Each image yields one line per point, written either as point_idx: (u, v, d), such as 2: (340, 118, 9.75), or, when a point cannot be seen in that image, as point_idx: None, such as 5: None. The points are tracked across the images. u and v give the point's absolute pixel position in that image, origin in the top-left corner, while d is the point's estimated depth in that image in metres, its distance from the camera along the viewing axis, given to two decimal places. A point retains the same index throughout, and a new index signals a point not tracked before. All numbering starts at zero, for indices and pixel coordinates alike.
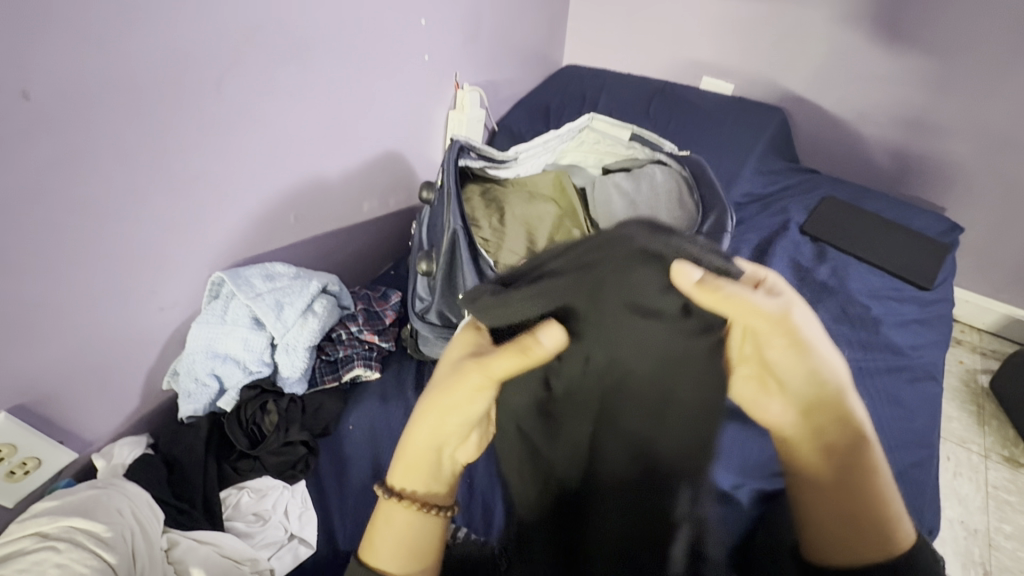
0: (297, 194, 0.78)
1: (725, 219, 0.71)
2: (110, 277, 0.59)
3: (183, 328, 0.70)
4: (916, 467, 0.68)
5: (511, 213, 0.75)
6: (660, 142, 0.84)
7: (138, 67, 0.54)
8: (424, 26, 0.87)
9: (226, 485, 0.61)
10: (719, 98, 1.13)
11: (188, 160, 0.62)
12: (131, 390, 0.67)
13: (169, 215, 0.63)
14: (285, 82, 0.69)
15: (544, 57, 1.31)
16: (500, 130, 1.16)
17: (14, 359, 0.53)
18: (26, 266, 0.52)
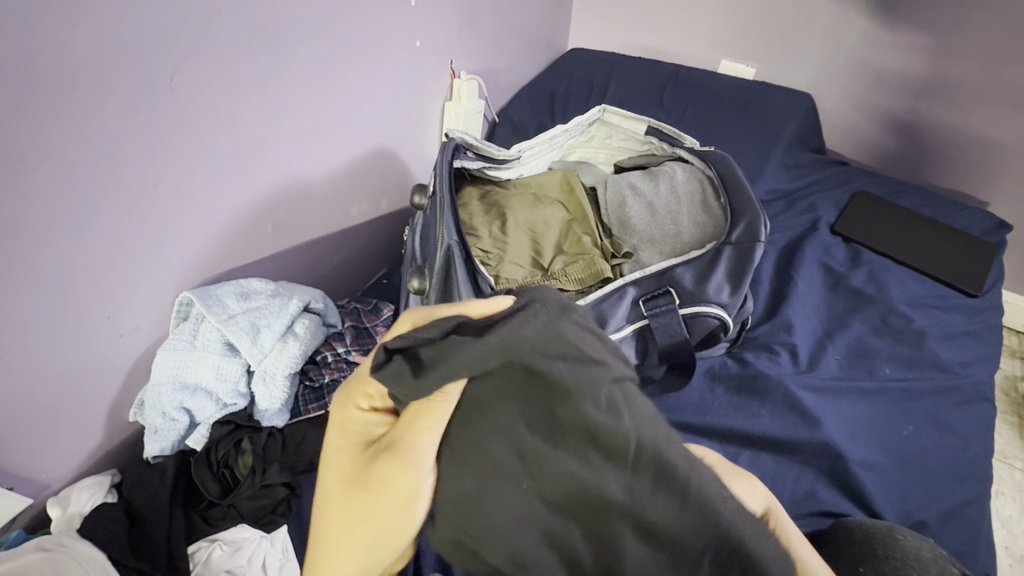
0: (274, 200, 0.70)
1: (757, 226, 0.62)
2: (57, 304, 0.52)
3: (149, 355, 0.63)
4: (970, 504, 0.61)
5: (515, 219, 0.67)
6: (680, 137, 0.76)
7: (75, 62, 0.45)
8: (414, 8, 0.78)
9: (196, 538, 0.55)
10: (740, 84, 1.04)
11: (141, 168, 0.54)
12: (93, 425, 0.60)
13: (125, 230, 0.55)
14: (254, 75, 0.61)
15: (547, 41, 1.21)
16: (500, 122, 1.07)
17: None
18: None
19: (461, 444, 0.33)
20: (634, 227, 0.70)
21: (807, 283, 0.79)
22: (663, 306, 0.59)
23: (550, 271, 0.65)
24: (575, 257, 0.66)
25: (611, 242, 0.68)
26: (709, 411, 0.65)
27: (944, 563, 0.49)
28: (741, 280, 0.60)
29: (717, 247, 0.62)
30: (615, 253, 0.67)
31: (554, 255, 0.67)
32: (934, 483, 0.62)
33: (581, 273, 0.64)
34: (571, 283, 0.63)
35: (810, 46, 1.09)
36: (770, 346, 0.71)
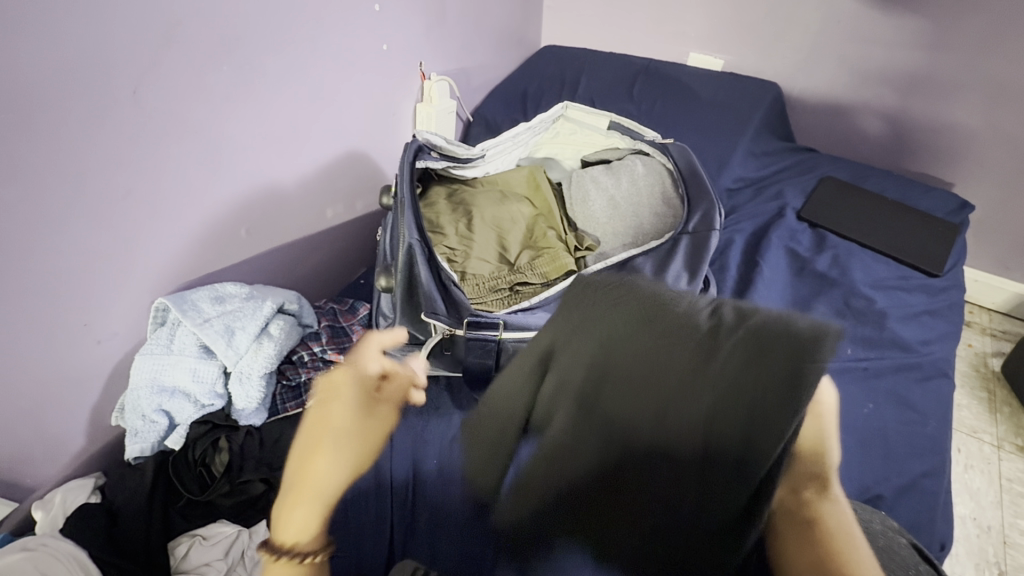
0: (246, 205, 0.72)
1: (713, 215, 0.64)
2: (32, 314, 0.54)
3: (127, 360, 0.65)
4: (927, 476, 0.63)
5: (480, 216, 0.69)
6: (642, 130, 0.77)
7: (40, 78, 0.47)
8: (378, 12, 0.79)
9: (174, 534, 0.57)
10: (707, 76, 1.05)
11: (108, 179, 0.55)
12: (76, 429, 0.62)
13: (95, 239, 0.56)
14: (219, 84, 0.62)
15: (519, 38, 1.22)
16: (474, 121, 1.09)
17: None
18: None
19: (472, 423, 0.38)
20: (598, 221, 0.72)
21: (773, 269, 0.81)
22: None
23: (516, 266, 0.66)
24: (540, 251, 0.68)
25: (575, 235, 0.70)
26: None
27: (893, 534, 0.51)
28: (699, 263, 0.62)
29: (675, 237, 0.64)
30: (579, 246, 0.69)
31: (520, 250, 0.68)
32: (893, 457, 0.64)
33: (546, 266, 0.66)
34: (536, 277, 0.65)
35: (777, 36, 1.11)
36: None
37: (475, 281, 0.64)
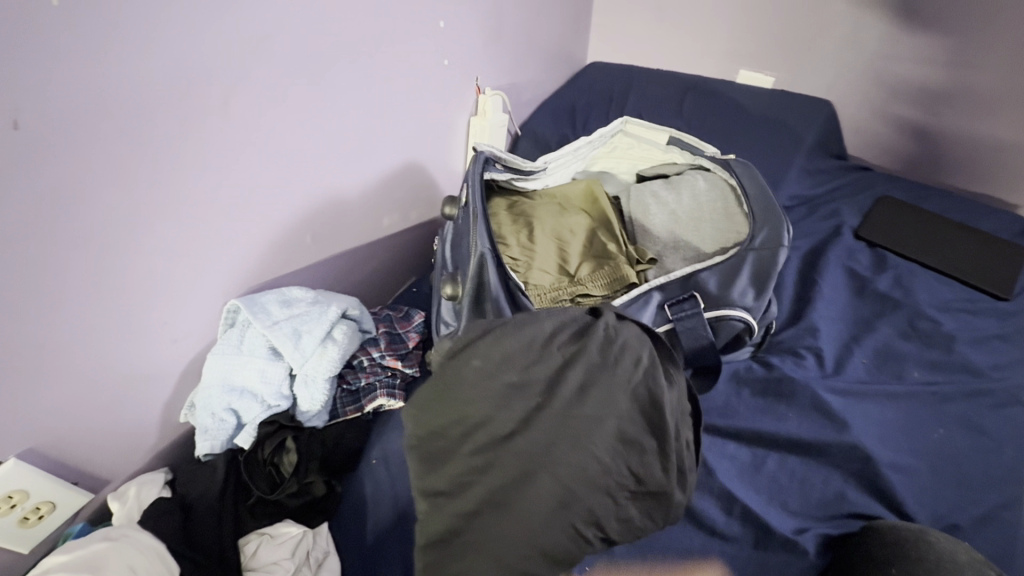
0: (313, 214, 0.74)
1: (781, 231, 0.63)
2: (118, 311, 0.56)
3: (198, 359, 0.67)
4: (1005, 507, 0.60)
5: (542, 228, 0.70)
6: (701, 146, 0.78)
7: (143, 89, 0.50)
8: (441, 29, 0.82)
9: (244, 532, 0.58)
10: (759, 93, 1.05)
11: (194, 185, 0.58)
12: (149, 425, 0.64)
13: (179, 241, 0.59)
14: (296, 96, 0.65)
15: (567, 55, 1.24)
16: (523, 134, 1.11)
17: (19, 404, 0.50)
18: (24, 305, 0.48)
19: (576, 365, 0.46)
20: (658, 235, 0.71)
21: (833, 288, 0.80)
22: (688, 310, 0.62)
23: (577, 277, 0.67)
24: (600, 264, 0.68)
25: (635, 248, 0.70)
26: (736, 415, 0.67)
27: (981, 565, 0.49)
28: (765, 284, 0.62)
29: (740, 253, 0.64)
30: (640, 259, 0.68)
31: (580, 261, 0.68)
32: (967, 486, 0.61)
33: (607, 279, 0.66)
34: (598, 289, 0.65)
35: (829, 54, 1.10)
36: (795, 350, 0.72)
37: (536, 291, 0.65)
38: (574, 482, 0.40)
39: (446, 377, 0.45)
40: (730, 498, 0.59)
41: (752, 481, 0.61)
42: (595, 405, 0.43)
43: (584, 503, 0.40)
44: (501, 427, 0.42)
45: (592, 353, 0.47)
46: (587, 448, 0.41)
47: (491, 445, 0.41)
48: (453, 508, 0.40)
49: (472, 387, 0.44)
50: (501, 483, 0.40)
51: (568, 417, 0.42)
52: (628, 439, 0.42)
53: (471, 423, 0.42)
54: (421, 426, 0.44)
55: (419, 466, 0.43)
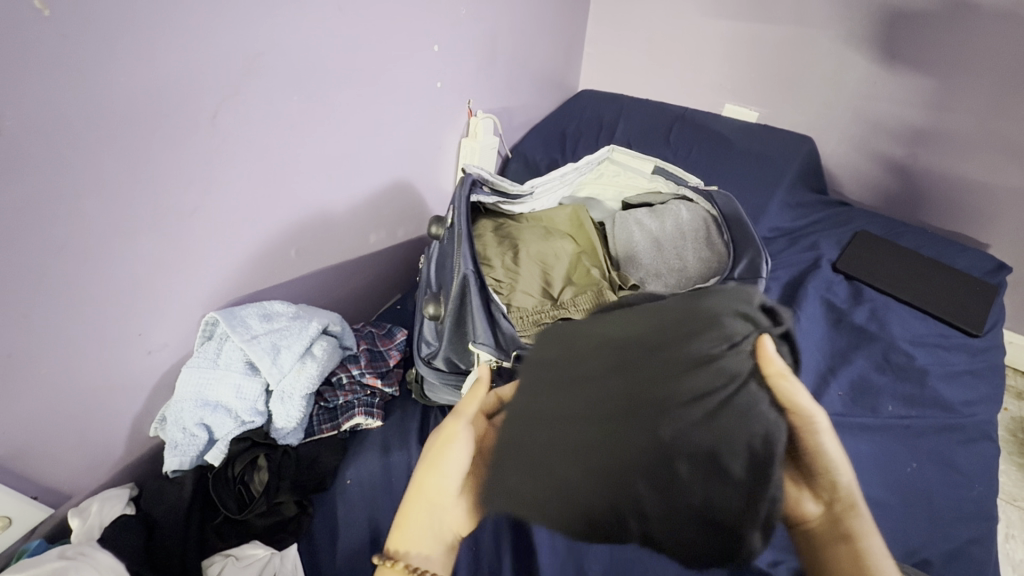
0: (300, 229, 0.75)
1: (760, 263, 0.64)
2: (91, 320, 0.55)
3: (173, 371, 0.66)
4: (976, 544, 0.61)
5: (526, 251, 0.70)
6: (685, 176, 0.79)
7: (135, 100, 0.50)
8: (436, 53, 0.84)
9: (209, 554, 0.57)
10: (743, 127, 1.08)
11: (182, 197, 0.58)
12: (118, 438, 0.63)
13: (162, 253, 0.59)
14: (287, 113, 0.66)
15: (559, 82, 1.27)
16: (513, 157, 1.12)
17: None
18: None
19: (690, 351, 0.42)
20: (641, 261, 0.73)
21: (810, 319, 0.81)
22: None
23: (559, 301, 0.67)
24: (583, 289, 0.69)
25: (618, 275, 0.71)
26: None
27: None
28: None
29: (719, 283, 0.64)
30: (623, 285, 0.69)
31: (563, 285, 0.69)
32: (939, 521, 0.62)
33: (589, 303, 0.66)
34: (579, 313, 0.65)
35: (811, 92, 1.14)
36: None
37: (519, 314, 0.65)
38: (682, 466, 0.37)
39: (581, 330, 0.49)
40: None
41: None
42: (730, 416, 0.38)
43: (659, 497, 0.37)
44: (609, 366, 0.43)
45: (739, 363, 0.41)
46: (709, 442, 0.37)
47: (600, 382, 0.42)
48: (579, 434, 0.40)
49: (594, 335, 0.47)
50: (602, 434, 0.39)
51: (698, 425, 0.38)
52: (720, 464, 0.36)
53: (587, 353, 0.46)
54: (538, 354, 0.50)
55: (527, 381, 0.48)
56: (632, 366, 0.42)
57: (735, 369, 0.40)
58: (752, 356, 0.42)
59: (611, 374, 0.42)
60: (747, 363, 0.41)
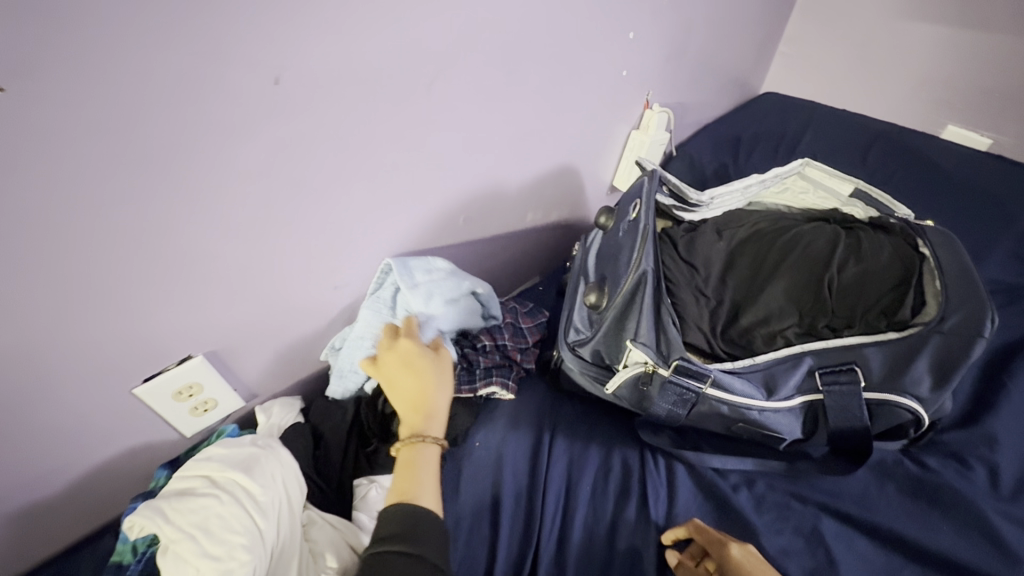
0: (473, 199, 0.77)
1: (984, 320, 0.53)
2: (299, 253, 0.61)
3: (348, 308, 0.73)
4: None
5: (691, 243, 0.69)
6: (894, 205, 0.69)
7: (380, 64, 0.53)
8: (631, 40, 0.81)
9: (360, 474, 0.66)
10: (968, 157, 0.92)
11: (391, 155, 0.62)
12: (298, 356, 0.72)
13: (364, 203, 0.63)
14: (490, 88, 0.67)
15: (741, 82, 1.17)
16: (677, 155, 1.06)
17: (206, 316, 0.57)
18: (237, 237, 0.53)
19: (870, 237, 0.66)
20: (829, 280, 0.63)
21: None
22: (844, 384, 0.56)
23: (723, 300, 0.65)
24: (750, 286, 0.66)
25: (806, 297, 0.64)
26: (874, 508, 0.60)
27: None
28: (949, 376, 0.53)
29: (921, 333, 0.55)
30: (805, 309, 0.63)
31: (721, 284, 0.67)
32: None
33: (761, 313, 0.63)
34: (749, 317, 0.64)
35: None
36: (961, 457, 0.63)
37: (693, 325, 0.62)
38: (906, 250, 0.64)
39: (761, 218, 0.73)
40: None
41: None
42: (920, 268, 0.62)
43: (876, 264, 0.63)
44: (793, 229, 0.69)
45: (919, 235, 0.64)
46: (899, 285, 0.61)
47: (781, 234, 0.69)
48: (760, 271, 0.67)
49: (783, 223, 0.71)
50: (787, 240, 0.68)
51: (886, 273, 0.62)
52: (921, 267, 0.61)
53: (778, 229, 0.70)
54: (731, 227, 0.72)
55: (724, 227, 0.72)
56: (804, 230, 0.69)
57: (909, 239, 0.64)
58: (903, 235, 0.66)
59: (792, 232, 0.69)
60: (901, 240, 0.65)
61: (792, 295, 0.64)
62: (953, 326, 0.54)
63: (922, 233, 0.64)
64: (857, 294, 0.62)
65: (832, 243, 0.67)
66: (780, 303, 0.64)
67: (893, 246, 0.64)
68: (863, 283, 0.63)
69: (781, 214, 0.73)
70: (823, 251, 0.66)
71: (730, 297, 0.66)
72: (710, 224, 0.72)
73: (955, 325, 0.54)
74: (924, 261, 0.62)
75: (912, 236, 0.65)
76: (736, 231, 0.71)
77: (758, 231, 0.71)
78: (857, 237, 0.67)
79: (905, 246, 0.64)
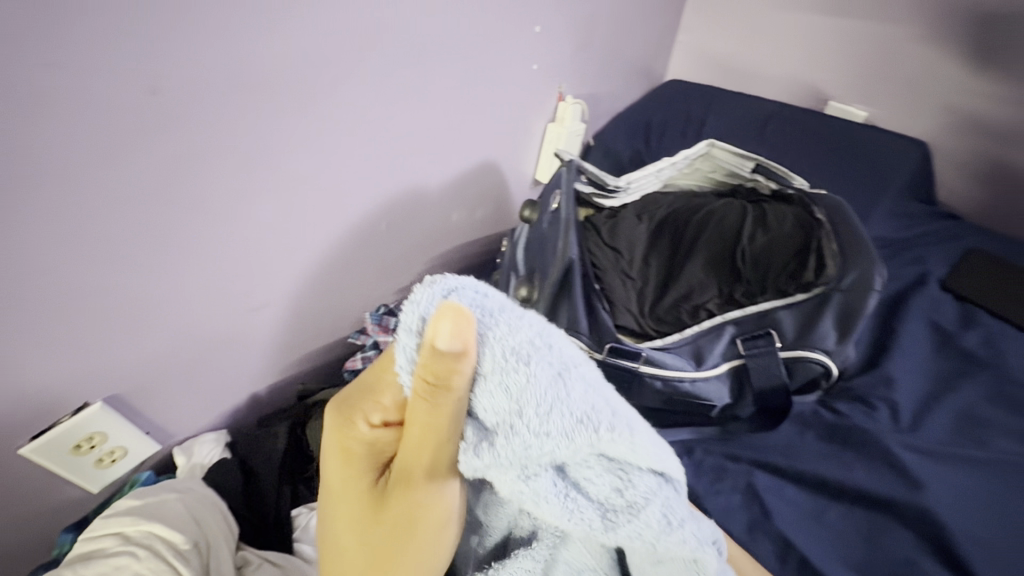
0: (393, 202, 0.74)
1: (874, 275, 0.58)
2: (206, 276, 0.56)
3: (270, 330, 0.67)
4: None
5: (615, 229, 0.71)
6: (790, 175, 0.72)
7: (267, 66, 0.51)
8: (537, 33, 0.82)
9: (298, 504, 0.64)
10: (849, 128, 1.01)
11: (297, 162, 0.58)
12: (220, 389, 0.66)
13: (272, 217, 0.59)
14: (397, 87, 0.65)
15: (647, 71, 1.22)
16: (595, 145, 1.09)
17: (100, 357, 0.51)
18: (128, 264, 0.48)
19: (774, 208, 0.71)
20: (740, 252, 0.68)
21: (912, 339, 0.76)
22: (762, 347, 0.59)
23: (648, 281, 0.68)
24: (672, 264, 0.69)
25: (723, 271, 0.68)
26: (800, 457, 0.64)
27: None
28: (851, 328, 0.58)
29: (824, 293, 0.60)
30: (724, 282, 0.67)
31: (645, 266, 0.69)
32: None
33: (684, 289, 0.67)
34: (673, 294, 0.66)
35: (939, 94, 1.02)
36: (867, 399, 0.69)
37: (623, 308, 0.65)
38: (804, 217, 0.69)
39: (676, 199, 0.76)
40: (787, 547, 0.57)
41: (815, 532, 0.59)
42: (818, 231, 0.66)
43: (780, 232, 0.68)
44: (705, 206, 0.73)
45: (813, 201, 0.68)
46: (801, 250, 0.66)
47: (696, 213, 0.72)
48: (680, 249, 0.70)
49: (697, 200, 0.75)
50: (701, 218, 0.72)
51: (789, 240, 0.67)
52: (817, 230, 0.66)
53: (692, 208, 0.73)
54: (650, 209, 0.74)
55: (644, 210, 0.74)
56: (716, 206, 0.72)
57: (806, 206, 0.69)
58: (801, 203, 0.70)
59: (705, 209, 0.72)
60: (799, 208, 0.70)
61: (710, 270, 0.68)
62: (849, 283, 0.59)
63: (815, 198, 0.68)
64: (766, 262, 0.67)
65: (740, 216, 0.71)
66: (700, 278, 0.67)
67: (794, 214, 0.69)
68: (771, 252, 0.67)
69: (694, 193, 0.76)
70: (733, 224, 0.70)
71: (655, 277, 0.69)
72: (630, 208, 0.74)
73: (851, 283, 0.59)
74: (820, 225, 0.66)
75: (808, 202, 0.69)
76: (655, 212, 0.74)
77: (675, 210, 0.73)
78: (761, 209, 0.71)
79: (804, 213, 0.69)
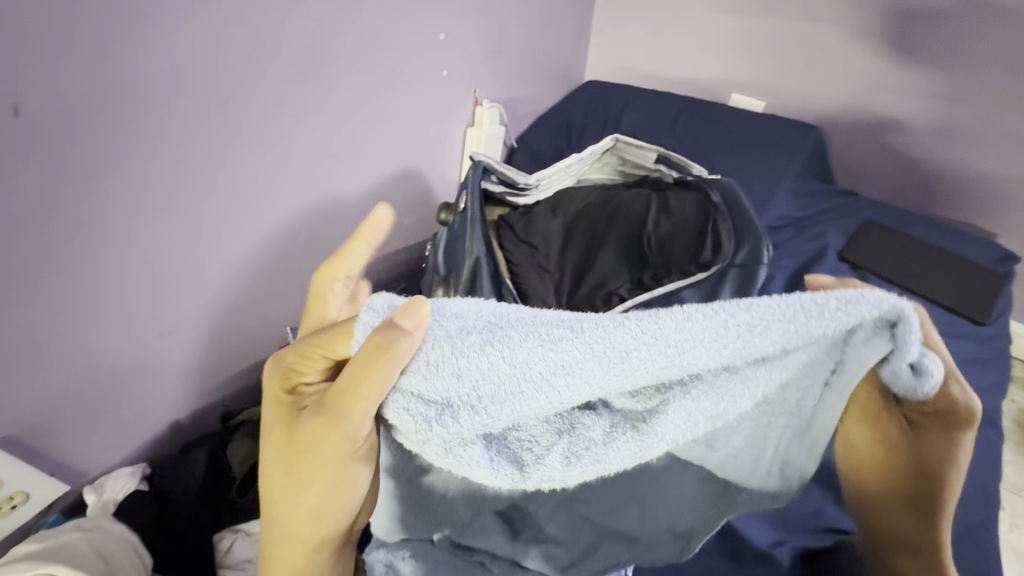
0: (310, 214, 0.74)
1: (760, 250, 0.64)
2: (102, 301, 0.54)
3: (185, 354, 0.65)
4: (980, 528, 0.60)
5: (529, 226, 0.74)
6: (688, 164, 0.78)
7: (148, 83, 0.50)
8: (443, 41, 0.84)
9: (220, 528, 0.64)
10: (750, 117, 1.08)
11: (194, 177, 0.57)
12: (134, 420, 0.63)
13: (172, 235, 0.58)
14: (296, 98, 0.65)
15: (565, 73, 1.26)
16: (519, 148, 1.12)
17: None
18: None
19: (676, 193, 0.75)
20: (647, 238, 0.71)
21: None
22: None
23: (564, 273, 0.70)
24: (586, 255, 0.72)
25: (633, 257, 0.71)
26: None
27: None
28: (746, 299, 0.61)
29: (720, 269, 0.64)
30: (635, 267, 0.70)
31: (561, 259, 0.71)
32: None
33: (598, 277, 0.70)
34: (588, 283, 0.69)
35: (826, 81, 1.11)
36: None
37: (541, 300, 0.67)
38: (703, 200, 0.73)
39: (586, 192, 0.79)
40: None
41: None
42: (714, 212, 0.70)
43: (682, 216, 0.72)
44: (614, 197, 0.76)
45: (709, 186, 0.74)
46: (701, 231, 0.70)
47: (604, 204, 0.76)
48: (592, 240, 0.72)
49: (606, 192, 0.78)
50: (610, 208, 0.75)
51: (691, 223, 0.71)
52: (714, 211, 0.71)
53: (602, 199, 0.76)
54: (563, 204, 0.77)
55: (557, 205, 0.77)
56: (623, 197, 0.76)
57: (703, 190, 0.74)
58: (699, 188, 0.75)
59: (614, 200, 0.76)
60: (698, 192, 0.75)
61: (620, 257, 0.71)
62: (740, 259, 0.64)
63: (710, 184, 0.74)
64: (670, 245, 0.70)
65: (645, 204, 0.75)
66: (612, 267, 0.70)
67: (694, 198, 0.73)
68: (675, 235, 0.71)
69: (604, 186, 0.80)
70: (639, 212, 0.73)
71: (571, 269, 0.71)
72: (543, 205, 0.77)
73: (741, 259, 0.64)
74: (716, 206, 0.71)
75: (704, 187, 0.75)
76: (568, 207, 0.76)
77: (586, 203, 0.77)
78: (663, 196, 0.76)
79: (702, 196, 0.73)
